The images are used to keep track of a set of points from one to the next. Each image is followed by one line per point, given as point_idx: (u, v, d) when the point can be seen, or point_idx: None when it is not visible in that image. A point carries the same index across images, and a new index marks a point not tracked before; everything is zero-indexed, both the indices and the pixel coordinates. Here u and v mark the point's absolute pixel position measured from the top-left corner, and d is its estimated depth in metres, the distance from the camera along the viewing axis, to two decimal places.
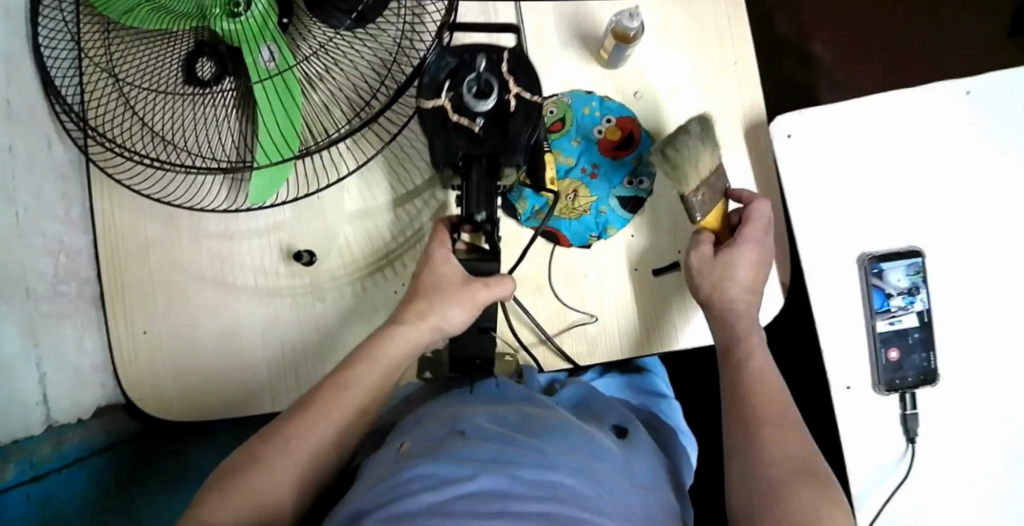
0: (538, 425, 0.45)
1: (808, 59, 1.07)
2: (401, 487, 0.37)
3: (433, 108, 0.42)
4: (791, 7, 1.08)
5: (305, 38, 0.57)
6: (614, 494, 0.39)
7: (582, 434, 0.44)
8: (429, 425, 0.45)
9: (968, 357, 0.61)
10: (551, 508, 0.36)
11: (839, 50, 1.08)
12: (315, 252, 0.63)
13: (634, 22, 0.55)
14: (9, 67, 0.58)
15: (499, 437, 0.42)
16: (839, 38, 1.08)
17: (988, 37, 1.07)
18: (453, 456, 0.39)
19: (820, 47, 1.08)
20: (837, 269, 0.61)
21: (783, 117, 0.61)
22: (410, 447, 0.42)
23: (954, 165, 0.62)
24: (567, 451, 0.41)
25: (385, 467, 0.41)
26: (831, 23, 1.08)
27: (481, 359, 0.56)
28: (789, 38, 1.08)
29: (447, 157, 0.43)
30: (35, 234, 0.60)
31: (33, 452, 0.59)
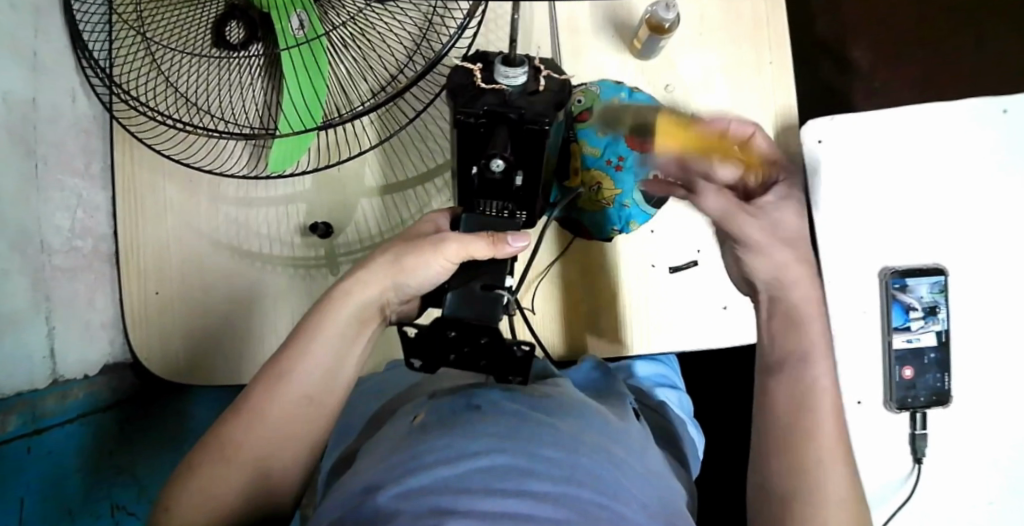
0: (554, 405, 0.44)
1: (844, 65, 1.05)
2: (415, 461, 0.36)
3: (463, 72, 0.41)
4: (833, 9, 1.06)
5: (335, 8, 0.55)
6: (631, 479, 0.38)
7: (598, 420, 0.44)
8: (445, 400, 0.45)
9: (983, 380, 0.60)
10: (569, 490, 0.34)
11: (879, 57, 1.06)
12: (331, 223, 0.63)
13: (671, 13, 0.55)
14: (38, 17, 0.58)
15: (515, 412, 0.41)
16: (879, 45, 1.06)
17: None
18: (468, 431, 0.38)
19: (859, 53, 1.06)
20: (857, 282, 0.60)
21: (814, 122, 0.60)
22: (424, 420, 0.42)
23: (984, 185, 0.60)
24: (583, 433, 0.40)
25: (399, 436, 0.41)
26: (870, 30, 1.06)
27: (486, 338, 0.43)
28: (830, 42, 1.06)
29: (471, 108, 0.40)
30: (53, 188, 0.60)
31: (37, 405, 0.59)
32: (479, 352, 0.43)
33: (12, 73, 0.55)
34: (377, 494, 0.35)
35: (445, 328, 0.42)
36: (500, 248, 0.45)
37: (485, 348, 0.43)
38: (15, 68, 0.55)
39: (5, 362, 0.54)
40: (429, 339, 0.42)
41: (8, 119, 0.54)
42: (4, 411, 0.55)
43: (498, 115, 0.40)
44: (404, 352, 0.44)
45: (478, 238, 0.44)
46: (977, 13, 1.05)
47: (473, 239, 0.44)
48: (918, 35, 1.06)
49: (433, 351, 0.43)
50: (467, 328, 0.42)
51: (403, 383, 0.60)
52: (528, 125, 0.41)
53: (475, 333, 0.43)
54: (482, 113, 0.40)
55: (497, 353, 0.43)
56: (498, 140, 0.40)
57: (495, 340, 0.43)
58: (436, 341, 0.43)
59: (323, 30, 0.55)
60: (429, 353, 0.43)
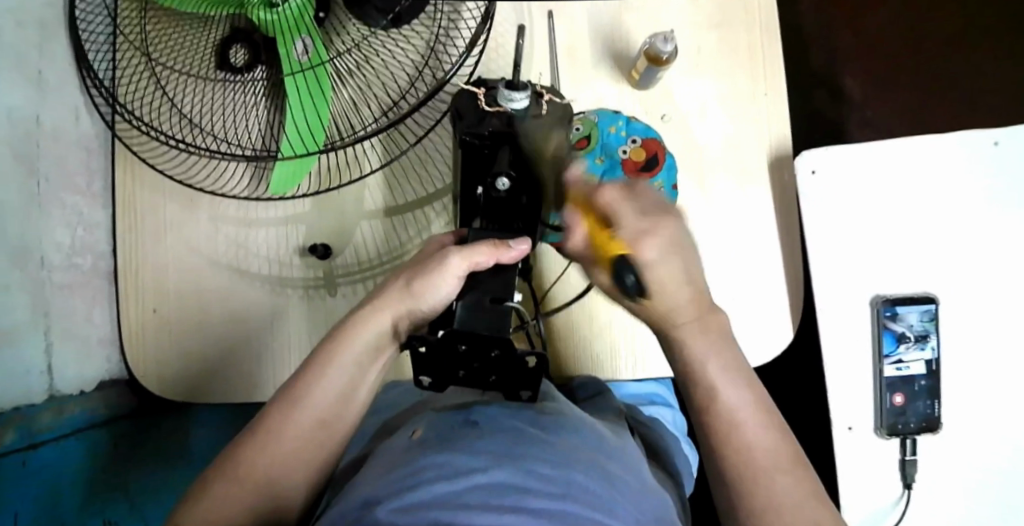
0: (551, 422, 0.44)
1: (837, 94, 1.07)
2: (414, 478, 0.36)
3: (471, 99, 0.48)
4: (825, 38, 1.08)
5: (340, 33, 0.58)
6: (626, 497, 0.38)
7: (592, 434, 0.44)
8: (442, 417, 0.45)
9: (973, 408, 0.61)
10: (565, 505, 0.34)
11: (869, 85, 1.08)
12: (330, 244, 0.63)
13: (668, 46, 0.56)
14: (44, 36, 0.59)
15: (512, 430, 0.41)
16: (870, 74, 1.08)
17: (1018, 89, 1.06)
18: (467, 449, 0.38)
19: (850, 81, 1.08)
20: (849, 309, 0.61)
21: (810, 152, 0.61)
22: (423, 435, 0.42)
23: (970, 217, 0.61)
24: (577, 449, 0.40)
25: (398, 454, 0.41)
26: (863, 61, 1.08)
27: (497, 351, 0.43)
28: (821, 70, 1.08)
29: (476, 129, 0.45)
30: (55, 205, 0.60)
31: (32, 421, 0.59)
32: (488, 364, 0.44)
33: (17, 90, 0.55)
34: (376, 509, 0.34)
35: (456, 341, 0.43)
36: (503, 252, 0.45)
37: (495, 359, 0.44)
38: (18, 85, 0.56)
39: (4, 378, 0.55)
40: (440, 352, 0.44)
41: (12, 137, 0.55)
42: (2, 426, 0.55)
43: (502, 134, 0.45)
44: (417, 367, 0.46)
45: (481, 244, 0.45)
46: (965, 43, 1.08)
47: (476, 250, 0.45)
48: (910, 67, 1.08)
49: (444, 364, 0.45)
50: (478, 341, 0.43)
51: (402, 404, 0.60)
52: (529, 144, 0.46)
53: (485, 346, 0.43)
54: (486, 133, 0.45)
55: (506, 365, 0.44)
56: (502, 157, 0.45)
57: (506, 353, 0.43)
58: (447, 354, 0.44)
59: (327, 56, 0.55)
60: (441, 366, 0.46)
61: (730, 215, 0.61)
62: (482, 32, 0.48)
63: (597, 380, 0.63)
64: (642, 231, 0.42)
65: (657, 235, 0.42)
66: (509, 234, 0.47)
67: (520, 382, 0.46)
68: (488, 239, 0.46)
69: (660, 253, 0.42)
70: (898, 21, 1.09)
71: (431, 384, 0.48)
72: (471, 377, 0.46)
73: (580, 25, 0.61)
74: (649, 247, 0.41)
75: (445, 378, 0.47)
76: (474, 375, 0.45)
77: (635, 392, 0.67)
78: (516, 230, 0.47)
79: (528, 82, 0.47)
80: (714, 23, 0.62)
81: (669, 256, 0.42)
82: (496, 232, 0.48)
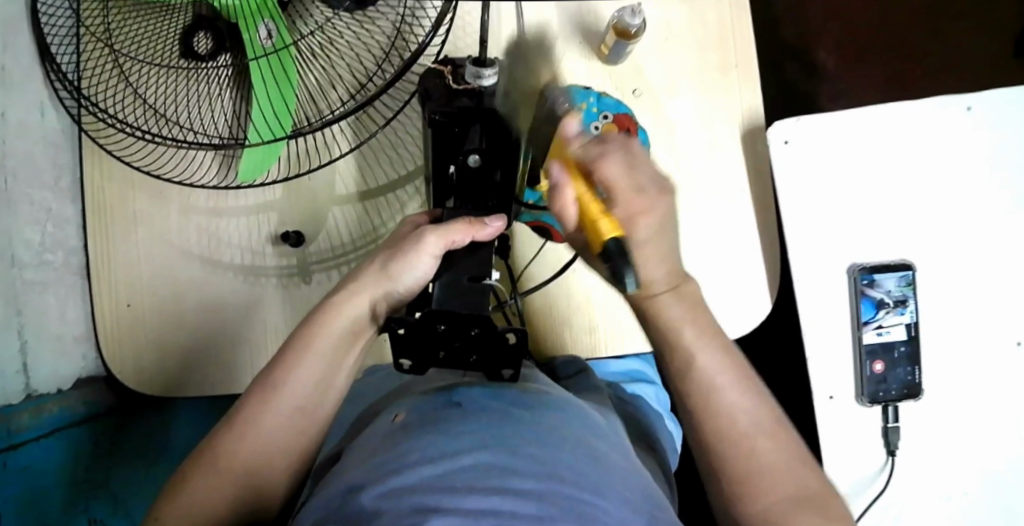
0: (536, 399, 0.43)
1: (810, 68, 1.07)
2: (399, 461, 0.36)
3: (442, 74, 0.47)
4: (798, 12, 1.08)
5: (304, 17, 0.58)
6: (615, 475, 0.37)
7: (578, 411, 0.44)
8: (424, 398, 0.45)
9: (953, 373, 0.61)
10: (550, 486, 0.33)
11: (843, 58, 1.07)
12: (303, 233, 0.63)
13: (637, 19, 0.55)
14: (5, 29, 0.57)
15: (496, 410, 0.41)
16: (843, 47, 1.07)
17: (989, 57, 1.06)
18: (449, 430, 0.38)
19: (824, 55, 1.07)
20: (826, 279, 0.61)
21: (782, 123, 0.60)
22: (406, 418, 0.42)
23: (945, 184, 0.61)
24: (562, 427, 0.39)
25: (380, 438, 0.40)
26: (835, 33, 1.08)
27: (477, 329, 0.42)
28: (795, 45, 1.07)
29: (445, 107, 0.44)
30: (22, 202, 0.59)
31: (9, 422, 0.58)
32: (469, 344, 0.43)
33: None
34: (360, 495, 0.34)
35: (435, 321, 0.42)
36: (478, 229, 0.45)
37: (475, 337, 0.42)
38: None
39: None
40: (419, 333, 0.42)
41: None
42: None
43: (474, 111, 0.43)
44: (395, 350, 0.44)
45: (456, 222, 0.45)
46: (937, 12, 1.07)
47: (452, 229, 0.44)
48: (884, 40, 1.07)
49: (423, 345, 0.43)
50: (456, 320, 0.42)
51: (381, 389, 0.60)
52: (502, 122, 0.42)
53: (464, 325, 0.42)
54: (455, 109, 0.44)
55: (488, 343, 0.43)
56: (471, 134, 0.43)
57: (486, 331, 0.42)
58: (426, 335, 0.43)
59: (291, 40, 0.55)
60: (420, 347, 0.44)
61: (705, 190, 0.61)
62: (448, 9, 0.48)
63: (580, 360, 0.62)
64: (636, 210, 0.38)
65: (653, 215, 0.39)
66: (483, 212, 0.48)
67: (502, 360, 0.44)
68: (464, 217, 0.46)
69: (654, 232, 0.39)
70: None
71: (410, 367, 0.45)
72: (451, 358, 0.44)
73: None
74: (643, 226, 0.39)
75: (425, 361, 0.44)
76: (454, 356, 0.44)
77: (616, 370, 0.67)
78: (491, 208, 0.48)
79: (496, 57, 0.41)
80: None
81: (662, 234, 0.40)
82: (473, 208, 0.48)
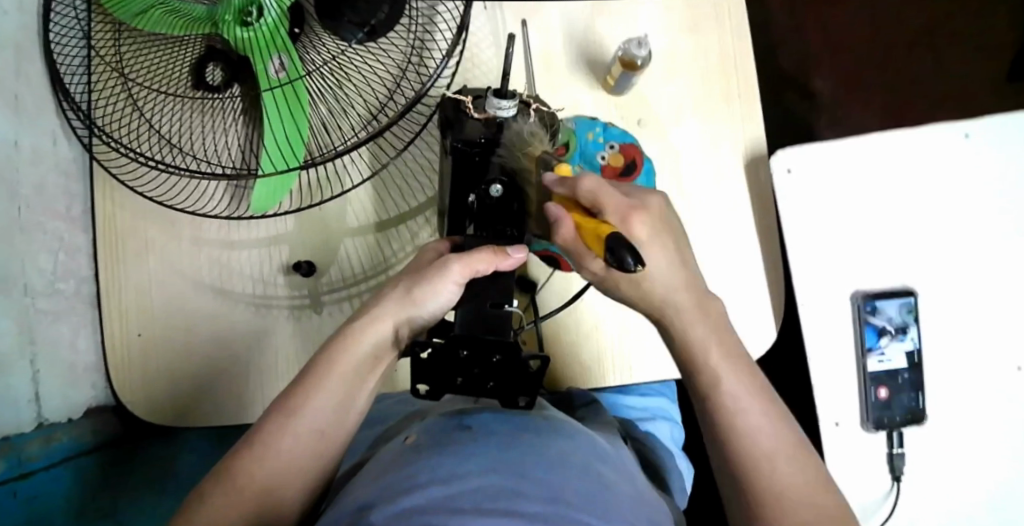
0: (544, 425, 0.43)
1: (809, 94, 1.08)
2: (408, 482, 0.36)
3: (457, 105, 0.50)
4: (796, 40, 1.10)
5: (314, 49, 0.58)
6: (619, 500, 0.37)
7: (584, 437, 0.44)
8: (435, 420, 0.45)
9: (957, 398, 0.62)
10: (555, 510, 0.33)
11: (841, 84, 1.09)
12: (315, 262, 0.64)
13: (642, 50, 0.57)
14: (19, 60, 0.58)
15: (504, 434, 0.41)
16: (841, 73, 1.09)
17: (985, 83, 1.08)
18: (457, 455, 0.38)
19: (822, 81, 1.09)
20: (830, 304, 0.62)
21: (784, 152, 0.62)
22: (416, 440, 0.42)
23: (948, 210, 0.62)
24: (569, 453, 0.40)
25: (391, 459, 0.41)
26: (833, 60, 1.10)
27: (500, 357, 0.42)
28: (794, 72, 1.09)
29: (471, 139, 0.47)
30: (35, 231, 0.60)
31: (22, 450, 0.58)
32: (488, 370, 0.43)
33: None
34: (368, 516, 0.33)
35: (458, 346, 0.41)
36: (501, 260, 0.44)
37: (496, 363, 0.42)
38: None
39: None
40: (441, 357, 0.42)
41: None
42: None
43: (495, 143, 0.47)
44: (414, 375, 0.43)
45: (480, 251, 0.44)
46: (934, 37, 1.09)
47: (475, 256, 0.43)
48: (884, 64, 1.09)
49: (442, 370, 0.43)
50: (480, 345, 0.41)
51: (392, 418, 0.60)
52: (522, 156, 0.47)
53: (487, 351, 0.42)
54: (480, 143, 0.47)
55: (508, 371, 0.42)
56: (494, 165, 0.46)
57: (509, 357, 0.42)
58: (448, 360, 0.42)
59: (303, 72, 0.56)
60: (439, 373, 0.43)
61: (707, 221, 0.61)
62: (458, 43, 0.49)
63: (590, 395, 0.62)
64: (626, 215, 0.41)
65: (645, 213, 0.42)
66: (505, 241, 0.46)
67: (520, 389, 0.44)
68: (486, 245, 0.45)
69: (648, 233, 0.42)
70: (867, 19, 1.10)
71: (427, 392, 0.45)
72: (470, 385, 0.43)
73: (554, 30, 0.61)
74: (638, 224, 0.41)
75: (442, 387, 0.43)
76: (473, 383, 0.43)
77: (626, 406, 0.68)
78: (510, 237, 0.46)
79: (514, 91, 0.48)
80: (687, 27, 0.62)
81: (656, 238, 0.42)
82: (491, 238, 0.46)
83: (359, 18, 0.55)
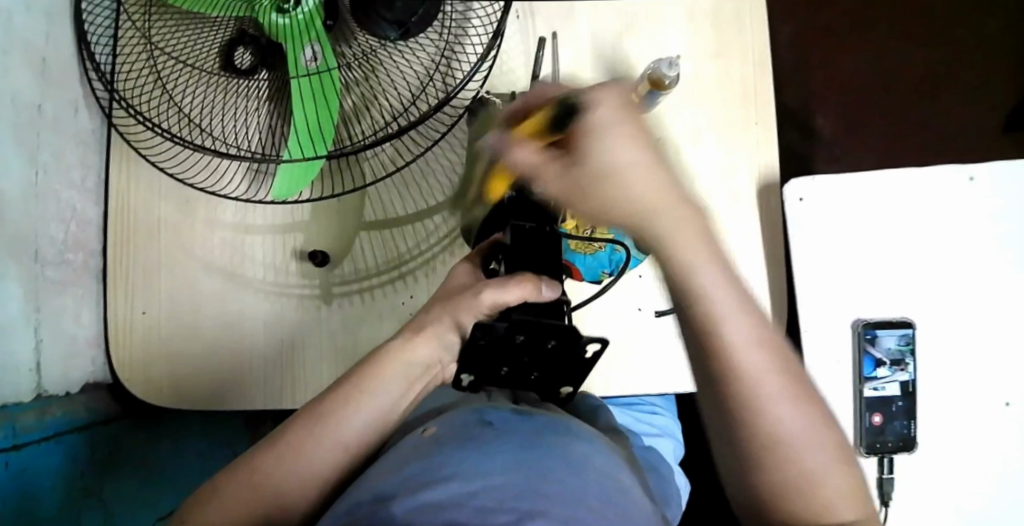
0: (563, 427, 0.44)
1: (807, 131, 1.12)
2: (429, 476, 0.36)
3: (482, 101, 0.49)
4: (799, 78, 1.14)
5: (349, 44, 0.59)
6: (637, 509, 0.37)
7: (601, 442, 0.44)
8: (454, 414, 0.46)
9: (948, 430, 0.64)
10: (577, 512, 0.32)
11: (841, 124, 1.13)
12: (330, 253, 0.64)
13: (672, 71, 0.58)
14: (49, 23, 0.58)
15: (524, 434, 0.41)
16: (841, 114, 1.13)
17: (981, 135, 1.13)
18: (479, 451, 0.38)
19: (821, 119, 1.13)
20: (829, 331, 0.64)
21: (796, 181, 0.64)
22: (436, 433, 0.43)
23: (948, 249, 0.64)
24: (588, 457, 0.40)
25: (410, 450, 0.41)
26: (836, 100, 1.13)
27: (553, 343, 0.42)
28: (793, 109, 1.13)
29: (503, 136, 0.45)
30: (50, 199, 0.59)
31: (16, 419, 0.57)
32: (539, 358, 0.43)
33: (19, 80, 0.55)
34: (390, 507, 0.34)
35: (516, 332, 0.41)
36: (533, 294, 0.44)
37: (550, 352, 0.42)
38: (25, 77, 0.55)
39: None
40: (496, 344, 0.42)
41: (13, 128, 0.54)
42: None
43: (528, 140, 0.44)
44: (461, 363, 0.44)
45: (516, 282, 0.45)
46: (935, 85, 1.14)
47: (514, 290, 0.45)
48: (884, 108, 1.13)
49: (491, 357, 0.44)
50: (538, 331, 0.41)
51: None
52: None
53: (543, 336, 0.42)
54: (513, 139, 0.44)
55: (559, 357, 0.43)
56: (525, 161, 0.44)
57: (564, 342, 0.42)
58: (503, 346, 0.42)
59: (335, 64, 0.56)
60: (486, 361, 0.44)
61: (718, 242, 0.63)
62: (492, 48, 0.50)
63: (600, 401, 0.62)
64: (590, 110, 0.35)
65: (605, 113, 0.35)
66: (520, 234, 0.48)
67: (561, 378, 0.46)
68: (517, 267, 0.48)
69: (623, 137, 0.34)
70: (870, 64, 1.14)
71: (469, 384, 0.46)
72: (515, 373, 0.44)
73: (584, 48, 0.64)
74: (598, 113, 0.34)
75: (487, 375, 0.45)
76: (518, 372, 0.44)
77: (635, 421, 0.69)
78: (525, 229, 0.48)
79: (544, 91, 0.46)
80: (712, 52, 0.64)
81: (629, 135, 0.34)
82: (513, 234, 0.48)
83: (394, 16, 0.55)
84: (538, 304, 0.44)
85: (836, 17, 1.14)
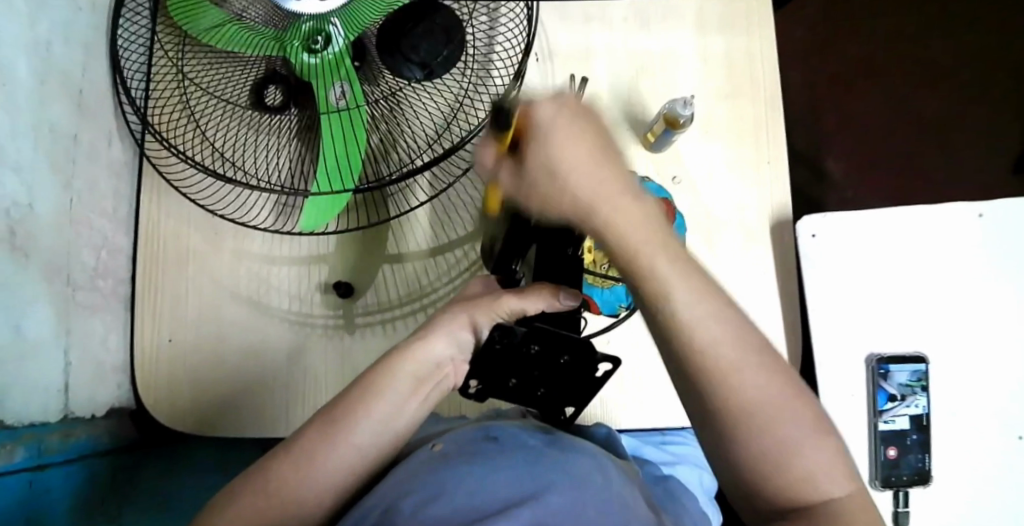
0: (571, 444, 0.45)
1: (817, 173, 1.15)
2: (438, 492, 0.37)
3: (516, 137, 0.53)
4: (809, 121, 1.16)
5: (374, 84, 0.61)
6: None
7: (607, 460, 0.45)
8: (463, 429, 0.46)
9: (963, 465, 0.64)
10: None
11: (850, 167, 1.15)
12: (352, 284, 0.66)
13: (686, 110, 0.60)
14: (88, 56, 0.61)
15: (532, 450, 0.42)
16: (850, 156, 1.16)
17: (989, 177, 1.15)
18: (487, 468, 0.39)
19: (831, 163, 1.16)
20: (843, 364, 0.65)
21: (808, 218, 0.66)
22: (445, 447, 0.44)
23: (960, 285, 0.66)
24: (595, 475, 0.41)
25: (420, 461, 0.42)
26: (844, 143, 1.16)
27: (565, 358, 0.45)
28: (802, 150, 1.16)
29: None
30: (83, 225, 0.61)
31: (42, 439, 0.58)
32: (549, 372, 0.46)
33: (60, 109, 0.57)
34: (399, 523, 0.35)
35: (531, 342, 0.44)
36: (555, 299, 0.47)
37: (561, 366, 0.46)
38: (64, 107, 0.58)
39: (23, 390, 0.55)
40: (511, 353, 0.45)
41: (52, 155, 0.56)
42: (10, 442, 0.55)
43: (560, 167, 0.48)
44: (473, 368, 0.47)
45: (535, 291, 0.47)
46: (943, 127, 1.16)
47: (532, 298, 0.47)
48: (894, 149, 1.16)
49: (505, 365, 0.47)
50: (553, 343, 0.44)
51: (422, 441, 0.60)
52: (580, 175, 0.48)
53: (557, 350, 0.45)
54: None
55: (568, 373, 0.46)
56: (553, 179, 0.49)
57: (576, 357, 0.45)
58: (517, 355, 0.45)
59: (363, 101, 0.58)
60: (499, 370, 0.47)
61: (732, 275, 0.64)
62: (514, 88, 0.52)
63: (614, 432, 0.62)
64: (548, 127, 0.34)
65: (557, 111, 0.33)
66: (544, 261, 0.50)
67: (568, 397, 0.49)
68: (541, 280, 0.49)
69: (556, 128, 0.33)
70: (879, 106, 1.17)
71: (476, 391, 0.49)
72: (524, 385, 0.47)
73: (600, 90, 0.66)
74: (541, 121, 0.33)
75: (496, 384, 0.48)
76: (528, 384, 0.47)
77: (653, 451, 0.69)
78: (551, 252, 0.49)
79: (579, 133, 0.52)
80: (724, 93, 0.67)
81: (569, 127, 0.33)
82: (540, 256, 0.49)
83: (418, 57, 0.58)
84: (554, 314, 0.48)
85: (843, 59, 1.18)
